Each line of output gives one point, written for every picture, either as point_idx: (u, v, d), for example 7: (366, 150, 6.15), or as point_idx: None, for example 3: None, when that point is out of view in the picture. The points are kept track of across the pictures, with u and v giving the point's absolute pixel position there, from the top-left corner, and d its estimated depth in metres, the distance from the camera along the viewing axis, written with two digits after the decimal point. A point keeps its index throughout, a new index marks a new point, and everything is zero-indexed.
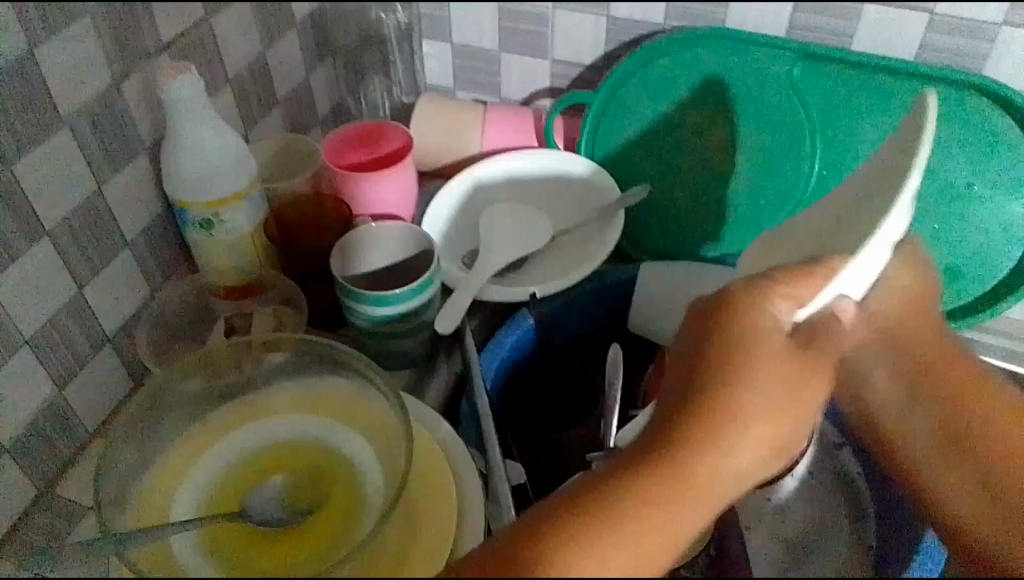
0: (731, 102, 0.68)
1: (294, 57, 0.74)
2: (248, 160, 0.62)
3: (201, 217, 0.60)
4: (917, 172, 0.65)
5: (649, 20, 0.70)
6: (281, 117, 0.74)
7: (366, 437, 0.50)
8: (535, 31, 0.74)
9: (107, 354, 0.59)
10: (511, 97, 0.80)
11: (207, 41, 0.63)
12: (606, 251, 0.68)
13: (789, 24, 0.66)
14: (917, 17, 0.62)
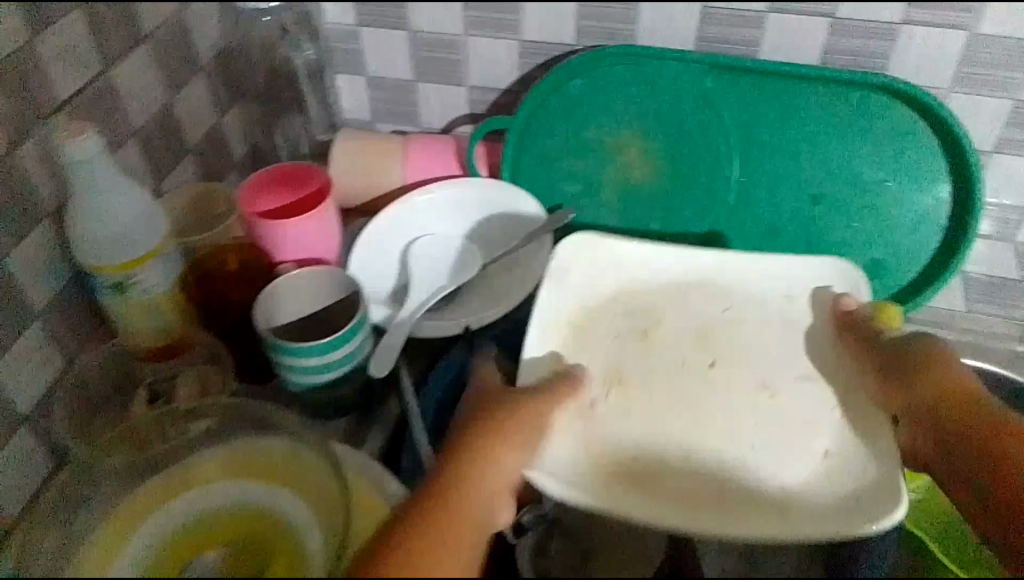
0: (647, 118, 0.68)
1: (202, 103, 0.71)
2: (158, 217, 0.59)
3: (112, 282, 0.57)
4: (832, 175, 0.66)
5: (561, 41, 0.69)
6: (194, 167, 0.71)
7: (302, 498, 0.48)
8: (448, 58, 0.73)
9: (22, 434, 0.57)
10: (432, 126, 0.79)
11: (107, 97, 0.60)
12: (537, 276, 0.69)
13: (699, 37, 0.67)
14: (818, 22, 0.63)
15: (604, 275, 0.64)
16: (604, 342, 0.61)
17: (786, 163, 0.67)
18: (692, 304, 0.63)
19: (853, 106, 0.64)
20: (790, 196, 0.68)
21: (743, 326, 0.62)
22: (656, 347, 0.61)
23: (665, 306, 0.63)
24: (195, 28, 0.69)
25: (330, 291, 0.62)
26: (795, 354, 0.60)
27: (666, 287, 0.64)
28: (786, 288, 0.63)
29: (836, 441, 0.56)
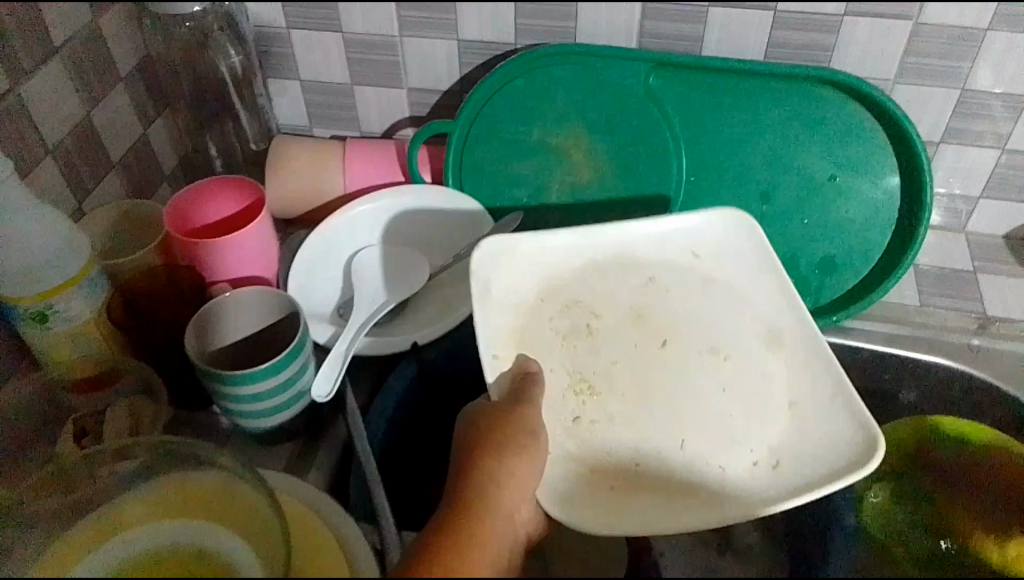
0: (591, 117, 0.66)
1: (125, 115, 0.68)
2: (80, 240, 0.56)
3: (31, 311, 0.54)
4: (781, 170, 0.65)
5: (501, 40, 0.67)
6: (119, 183, 0.68)
7: (243, 534, 0.43)
8: (385, 61, 0.70)
9: None
10: (372, 130, 0.76)
11: (16, 116, 0.56)
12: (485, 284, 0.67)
13: (641, 33, 0.65)
14: (761, 16, 0.62)
15: (522, 279, 0.59)
16: (549, 347, 0.58)
17: (734, 159, 0.66)
18: (610, 287, 0.60)
19: (798, 100, 0.63)
20: (741, 192, 0.66)
21: (674, 301, 0.61)
22: (601, 338, 0.59)
23: (591, 290, 0.60)
24: (112, 37, 0.66)
25: (267, 312, 0.59)
26: (725, 316, 0.60)
27: (586, 278, 0.61)
28: (697, 247, 0.62)
29: (789, 382, 0.57)
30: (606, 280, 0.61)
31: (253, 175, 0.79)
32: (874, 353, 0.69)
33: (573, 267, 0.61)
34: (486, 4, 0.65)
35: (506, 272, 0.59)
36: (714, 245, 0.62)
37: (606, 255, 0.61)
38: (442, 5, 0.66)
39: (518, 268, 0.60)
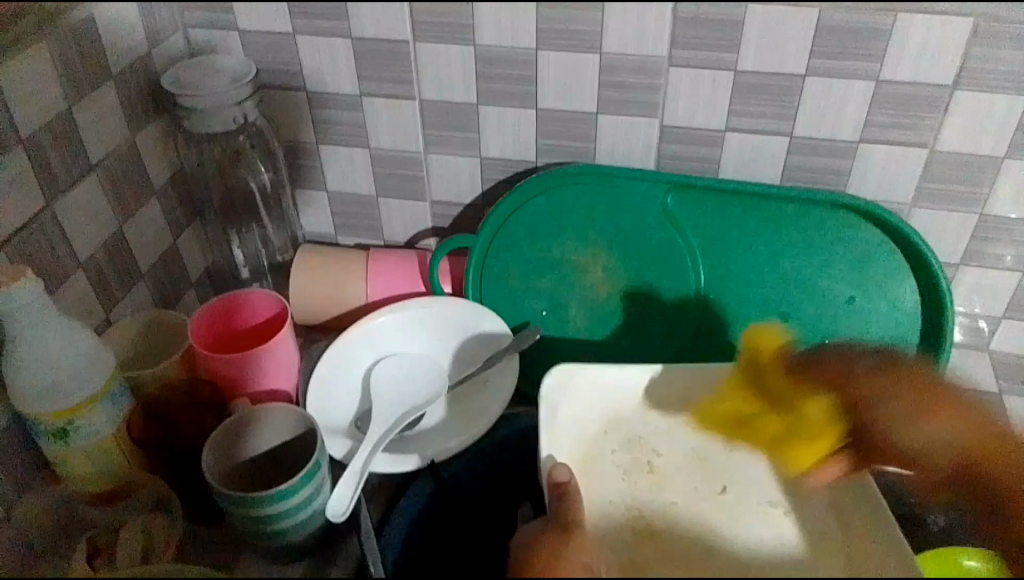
0: (612, 237, 0.67)
1: (156, 227, 0.70)
2: (104, 355, 0.57)
3: (52, 427, 0.54)
4: (800, 291, 0.65)
5: (522, 159, 0.69)
6: (146, 293, 0.69)
7: None
8: (409, 176, 0.72)
9: None
10: (395, 240, 0.78)
11: (52, 231, 0.58)
12: (503, 400, 0.67)
13: (659, 155, 0.66)
14: (778, 141, 0.63)
15: (586, 416, 0.60)
16: (606, 481, 0.57)
17: (752, 280, 0.66)
18: (674, 431, 0.60)
19: (815, 224, 0.64)
20: (760, 312, 0.67)
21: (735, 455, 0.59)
22: (663, 481, 0.57)
23: (654, 436, 0.60)
24: (148, 152, 0.68)
25: (285, 429, 0.59)
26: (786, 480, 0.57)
27: (651, 426, 0.60)
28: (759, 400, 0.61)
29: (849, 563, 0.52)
30: (671, 429, 0.60)
31: (277, 282, 0.80)
32: (900, 478, 0.68)
33: (636, 410, 0.61)
34: (509, 126, 0.67)
35: (568, 402, 0.60)
36: (770, 400, 0.60)
37: (671, 401, 0.61)
38: (467, 126, 0.68)
39: (586, 401, 0.60)
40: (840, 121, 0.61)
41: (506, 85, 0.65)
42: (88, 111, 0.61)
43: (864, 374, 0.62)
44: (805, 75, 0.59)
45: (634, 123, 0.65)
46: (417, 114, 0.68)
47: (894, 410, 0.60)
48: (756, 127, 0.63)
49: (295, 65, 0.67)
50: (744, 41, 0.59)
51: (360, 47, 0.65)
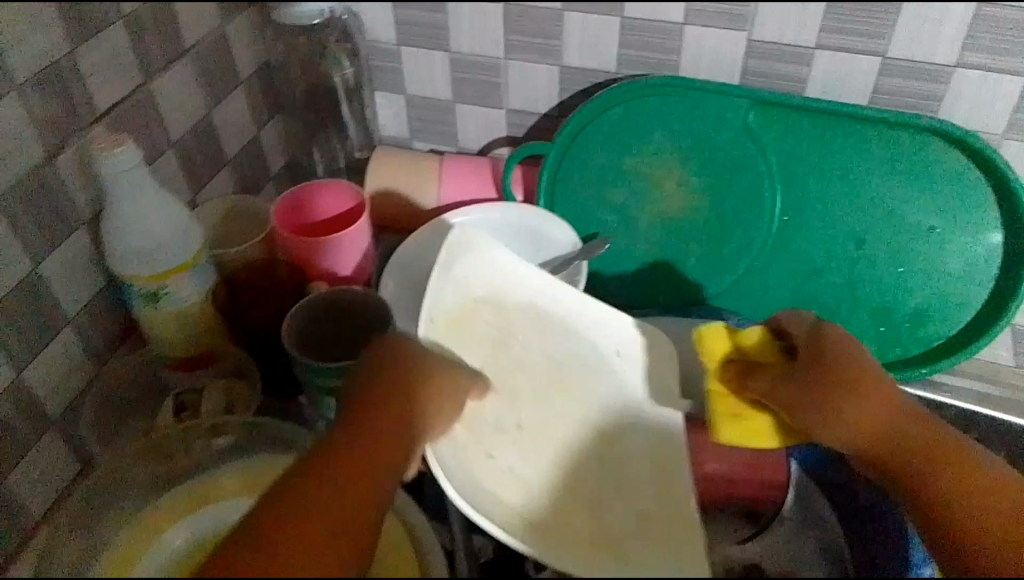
0: (688, 152, 0.67)
1: (241, 116, 0.72)
2: (192, 227, 0.59)
3: (145, 290, 0.58)
4: (878, 217, 0.64)
5: (603, 69, 0.69)
6: (230, 180, 0.72)
7: None
8: (488, 81, 0.73)
9: (52, 436, 0.57)
10: (469, 147, 0.79)
11: (146, 109, 0.61)
12: None
13: (744, 71, 0.66)
14: (869, 61, 0.62)
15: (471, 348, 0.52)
16: (475, 343, 0.53)
17: (828, 201, 0.65)
18: (476, 403, 0.50)
19: (900, 148, 0.62)
20: (835, 236, 0.66)
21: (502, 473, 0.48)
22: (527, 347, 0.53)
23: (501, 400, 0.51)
24: (236, 43, 0.70)
25: (350, 303, 0.60)
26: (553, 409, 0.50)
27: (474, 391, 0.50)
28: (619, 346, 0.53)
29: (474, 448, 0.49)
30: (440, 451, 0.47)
31: (353, 181, 0.82)
32: (963, 413, 0.67)
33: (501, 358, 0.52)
34: (593, 34, 0.67)
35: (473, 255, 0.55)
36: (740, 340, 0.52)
37: (530, 333, 0.54)
38: (549, 33, 0.68)
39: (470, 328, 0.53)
40: (935, 43, 0.60)
41: None
42: None
43: (837, 345, 0.49)
44: None
45: (720, 36, 0.64)
46: (500, 19, 0.68)
47: (870, 405, 0.49)
48: (845, 46, 0.62)
49: None
50: None
51: None
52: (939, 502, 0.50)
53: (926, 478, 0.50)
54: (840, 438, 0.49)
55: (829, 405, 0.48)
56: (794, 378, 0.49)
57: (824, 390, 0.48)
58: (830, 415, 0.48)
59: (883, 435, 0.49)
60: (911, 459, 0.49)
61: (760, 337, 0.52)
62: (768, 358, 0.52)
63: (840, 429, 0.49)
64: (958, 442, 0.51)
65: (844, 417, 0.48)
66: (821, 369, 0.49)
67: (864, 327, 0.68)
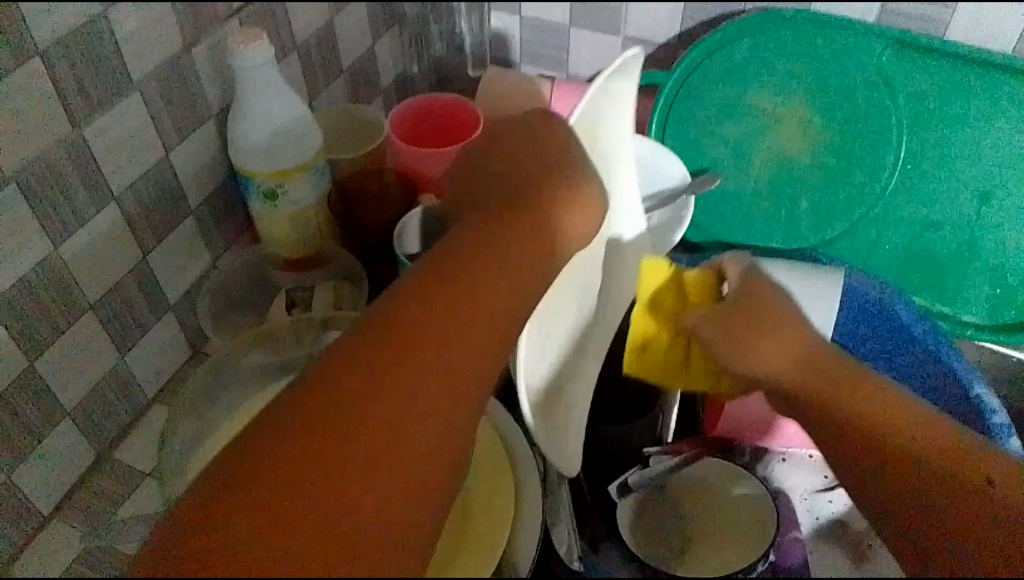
0: (811, 92, 0.65)
1: (361, 26, 0.72)
2: (312, 129, 0.61)
3: (264, 188, 0.59)
4: (1010, 173, 0.61)
5: (730, 0, 0.67)
6: (345, 89, 0.72)
7: None
8: (608, 6, 0.71)
9: (167, 322, 0.60)
10: (581, 74, 0.77)
11: (276, 9, 0.62)
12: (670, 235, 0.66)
13: (880, 9, 0.63)
14: (1018, 7, 0.59)
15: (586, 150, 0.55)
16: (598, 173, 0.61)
17: (956, 153, 0.62)
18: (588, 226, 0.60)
19: None
20: (959, 189, 0.63)
21: (564, 278, 0.52)
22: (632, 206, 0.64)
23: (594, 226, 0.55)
24: None
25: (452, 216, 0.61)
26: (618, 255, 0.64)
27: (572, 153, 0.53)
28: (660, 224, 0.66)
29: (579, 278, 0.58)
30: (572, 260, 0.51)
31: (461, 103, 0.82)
32: None
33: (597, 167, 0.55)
34: None
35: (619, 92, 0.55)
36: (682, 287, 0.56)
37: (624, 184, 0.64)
38: None
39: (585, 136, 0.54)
40: None
41: None
42: None
43: (769, 301, 0.50)
44: None
45: None
46: None
47: (782, 361, 0.48)
48: None
49: None
50: None
51: None
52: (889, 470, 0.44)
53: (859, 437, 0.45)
54: (745, 365, 0.49)
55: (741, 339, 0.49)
56: (721, 313, 0.51)
57: (744, 318, 0.49)
58: (750, 365, 0.49)
59: (790, 372, 0.48)
60: (830, 394, 0.46)
61: (698, 282, 0.55)
62: (699, 297, 0.55)
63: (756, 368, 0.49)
64: (908, 403, 0.46)
65: (753, 351, 0.49)
66: (744, 312, 0.50)
67: (976, 287, 0.65)
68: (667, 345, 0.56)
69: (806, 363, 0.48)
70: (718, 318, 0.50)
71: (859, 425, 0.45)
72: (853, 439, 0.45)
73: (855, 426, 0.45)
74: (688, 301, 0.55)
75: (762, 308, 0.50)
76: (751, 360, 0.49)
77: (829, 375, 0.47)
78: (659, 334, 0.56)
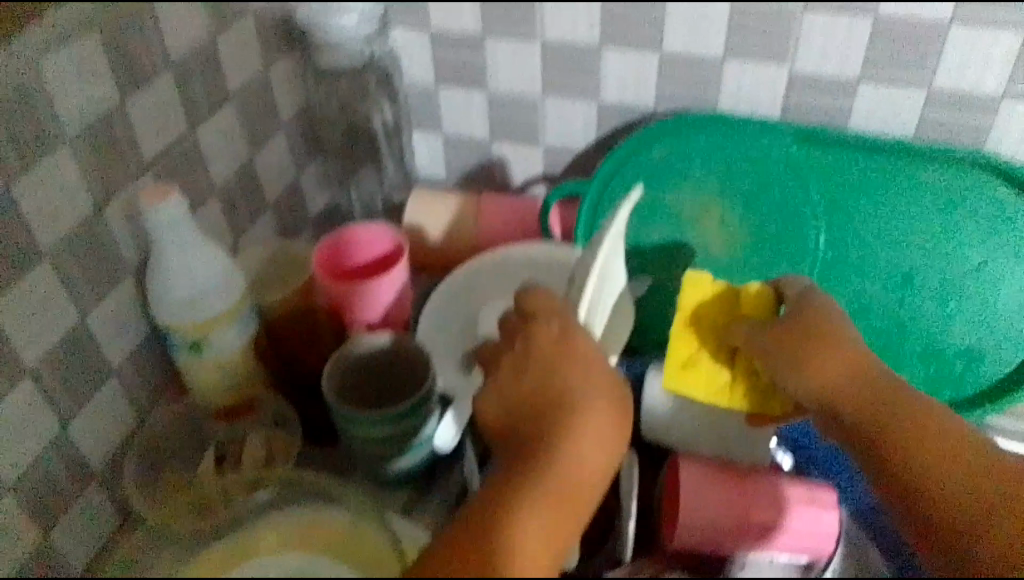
0: (728, 186, 0.67)
1: (282, 159, 0.72)
2: (235, 275, 0.60)
3: (188, 339, 0.58)
4: (928, 255, 0.62)
5: (641, 106, 0.68)
6: (270, 223, 0.72)
7: None
8: (525, 120, 0.72)
9: (95, 488, 0.57)
10: (507, 184, 0.78)
11: (191, 157, 0.61)
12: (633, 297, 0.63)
13: (784, 106, 0.65)
14: (914, 94, 0.61)
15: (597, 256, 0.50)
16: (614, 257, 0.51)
17: (872, 240, 0.64)
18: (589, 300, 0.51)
19: (959, 185, 0.60)
20: (880, 274, 0.64)
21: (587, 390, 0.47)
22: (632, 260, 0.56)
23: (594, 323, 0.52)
24: (279, 88, 0.70)
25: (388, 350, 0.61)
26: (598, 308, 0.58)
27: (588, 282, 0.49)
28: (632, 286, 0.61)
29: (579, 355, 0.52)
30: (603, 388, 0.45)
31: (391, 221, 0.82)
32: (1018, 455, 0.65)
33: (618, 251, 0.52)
34: (633, 70, 0.66)
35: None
36: (728, 300, 0.56)
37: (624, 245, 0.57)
38: (589, 70, 0.67)
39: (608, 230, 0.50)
40: (986, 75, 0.58)
41: (634, 29, 0.64)
42: (227, 44, 0.63)
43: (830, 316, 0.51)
44: (952, 23, 0.57)
45: (760, 71, 0.63)
46: (539, 57, 0.68)
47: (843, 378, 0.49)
48: (890, 79, 0.61)
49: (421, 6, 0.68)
50: None
51: None
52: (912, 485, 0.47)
53: (898, 441, 0.48)
54: (804, 382, 0.50)
55: (800, 343, 0.50)
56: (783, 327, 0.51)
57: (797, 339, 0.50)
58: (804, 368, 0.50)
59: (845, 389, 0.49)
60: (888, 414, 0.48)
61: (755, 295, 0.55)
62: (755, 311, 0.54)
63: (807, 369, 0.50)
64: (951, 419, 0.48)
65: (818, 370, 0.49)
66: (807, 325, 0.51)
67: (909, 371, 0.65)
68: (709, 365, 0.55)
69: (863, 382, 0.49)
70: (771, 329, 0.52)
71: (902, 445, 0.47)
72: (889, 457, 0.48)
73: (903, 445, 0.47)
74: (734, 315, 0.55)
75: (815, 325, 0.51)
76: (800, 366, 0.50)
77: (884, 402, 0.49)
78: (701, 353, 0.55)
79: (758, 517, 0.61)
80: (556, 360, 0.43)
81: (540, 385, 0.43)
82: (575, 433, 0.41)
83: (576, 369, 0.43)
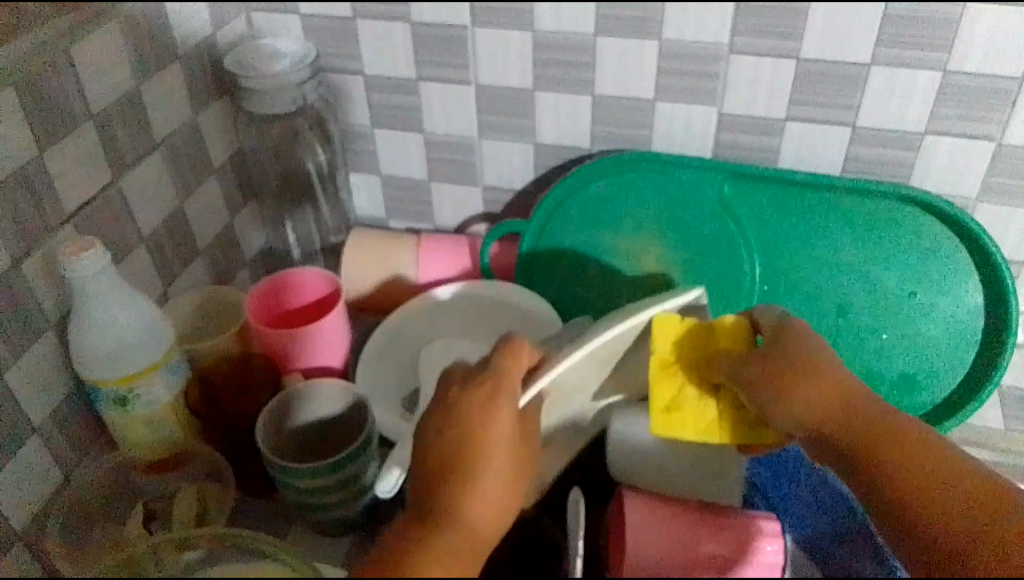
0: (662, 223, 0.67)
1: (215, 205, 0.71)
2: (162, 324, 0.58)
3: (113, 394, 0.56)
4: (859, 287, 0.64)
5: (576, 146, 0.69)
6: (202, 270, 0.70)
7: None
8: (462, 161, 0.72)
9: (17, 553, 0.55)
10: (447, 224, 0.78)
11: (116, 206, 0.60)
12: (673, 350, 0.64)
13: (715, 144, 0.66)
14: (840, 130, 0.62)
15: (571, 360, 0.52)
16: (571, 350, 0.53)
17: (803, 275, 0.65)
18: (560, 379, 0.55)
19: (888, 218, 0.62)
20: (817, 306, 0.65)
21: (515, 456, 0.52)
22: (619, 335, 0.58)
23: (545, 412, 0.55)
24: (210, 132, 0.69)
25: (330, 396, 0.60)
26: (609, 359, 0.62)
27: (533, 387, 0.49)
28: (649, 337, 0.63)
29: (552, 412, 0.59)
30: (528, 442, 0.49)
31: (330, 263, 0.81)
32: None
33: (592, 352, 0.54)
34: (566, 111, 0.67)
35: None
36: (704, 338, 0.56)
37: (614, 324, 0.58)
38: (522, 112, 0.68)
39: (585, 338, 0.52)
40: (906, 112, 0.60)
41: (565, 71, 0.65)
42: (153, 90, 0.62)
43: (806, 348, 0.52)
44: (870, 65, 0.59)
45: (691, 110, 0.64)
46: (473, 99, 0.68)
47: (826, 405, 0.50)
48: (815, 117, 0.62)
49: (353, 49, 0.68)
50: (807, 30, 0.58)
51: (419, 31, 0.65)
52: (894, 492, 0.48)
53: (890, 468, 0.48)
54: (789, 408, 0.50)
55: (785, 370, 0.51)
56: (768, 357, 0.52)
57: (786, 370, 0.51)
58: (793, 394, 0.50)
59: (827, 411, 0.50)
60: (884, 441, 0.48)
61: (733, 327, 0.56)
62: (732, 344, 0.55)
63: (794, 398, 0.50)
64: (946, 448, 0.48)
65: (803, 398, 0.50)
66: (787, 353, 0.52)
67: None
68: (695, 403, 0.55)
69: (845, 410, 0.50)
70: (759, 359, 0.52)
71: (897, 484, 0.48)
72: (893, 494, 0.48)
73: (888, 455, 0.48)
74: (710, 350, 0.56)
75: (795, 349, 0.52)
76: (785, 392, 0.51)
77: (877, 430, 0.49)
78: (685, 392, 0.55)
79: (725, 534, 0.58)
80: (469, 402, 0.45)
81: (455, 434, 0.43)
82: (484, 474, 0.42)
83: (490, 411, 0.44)
